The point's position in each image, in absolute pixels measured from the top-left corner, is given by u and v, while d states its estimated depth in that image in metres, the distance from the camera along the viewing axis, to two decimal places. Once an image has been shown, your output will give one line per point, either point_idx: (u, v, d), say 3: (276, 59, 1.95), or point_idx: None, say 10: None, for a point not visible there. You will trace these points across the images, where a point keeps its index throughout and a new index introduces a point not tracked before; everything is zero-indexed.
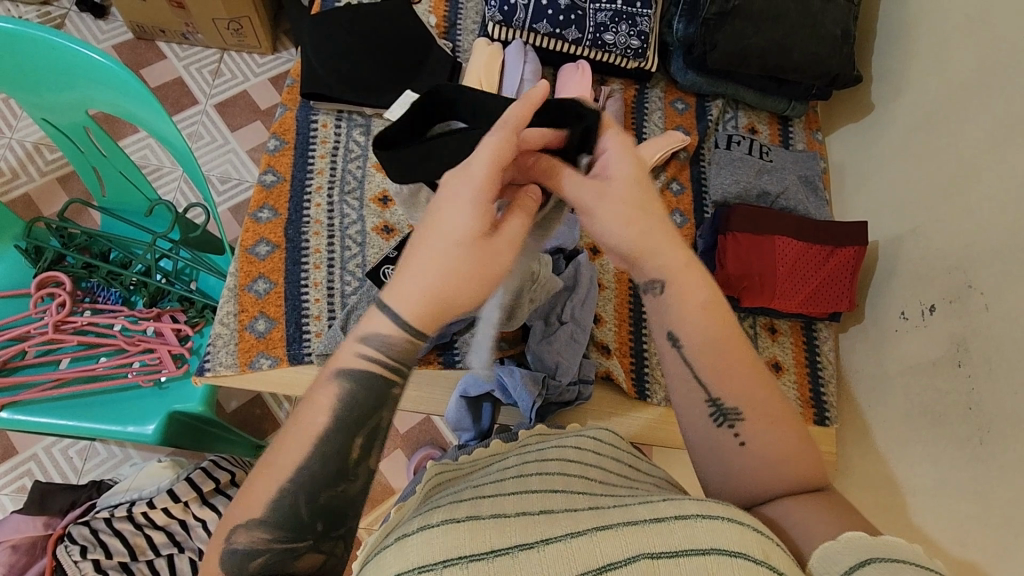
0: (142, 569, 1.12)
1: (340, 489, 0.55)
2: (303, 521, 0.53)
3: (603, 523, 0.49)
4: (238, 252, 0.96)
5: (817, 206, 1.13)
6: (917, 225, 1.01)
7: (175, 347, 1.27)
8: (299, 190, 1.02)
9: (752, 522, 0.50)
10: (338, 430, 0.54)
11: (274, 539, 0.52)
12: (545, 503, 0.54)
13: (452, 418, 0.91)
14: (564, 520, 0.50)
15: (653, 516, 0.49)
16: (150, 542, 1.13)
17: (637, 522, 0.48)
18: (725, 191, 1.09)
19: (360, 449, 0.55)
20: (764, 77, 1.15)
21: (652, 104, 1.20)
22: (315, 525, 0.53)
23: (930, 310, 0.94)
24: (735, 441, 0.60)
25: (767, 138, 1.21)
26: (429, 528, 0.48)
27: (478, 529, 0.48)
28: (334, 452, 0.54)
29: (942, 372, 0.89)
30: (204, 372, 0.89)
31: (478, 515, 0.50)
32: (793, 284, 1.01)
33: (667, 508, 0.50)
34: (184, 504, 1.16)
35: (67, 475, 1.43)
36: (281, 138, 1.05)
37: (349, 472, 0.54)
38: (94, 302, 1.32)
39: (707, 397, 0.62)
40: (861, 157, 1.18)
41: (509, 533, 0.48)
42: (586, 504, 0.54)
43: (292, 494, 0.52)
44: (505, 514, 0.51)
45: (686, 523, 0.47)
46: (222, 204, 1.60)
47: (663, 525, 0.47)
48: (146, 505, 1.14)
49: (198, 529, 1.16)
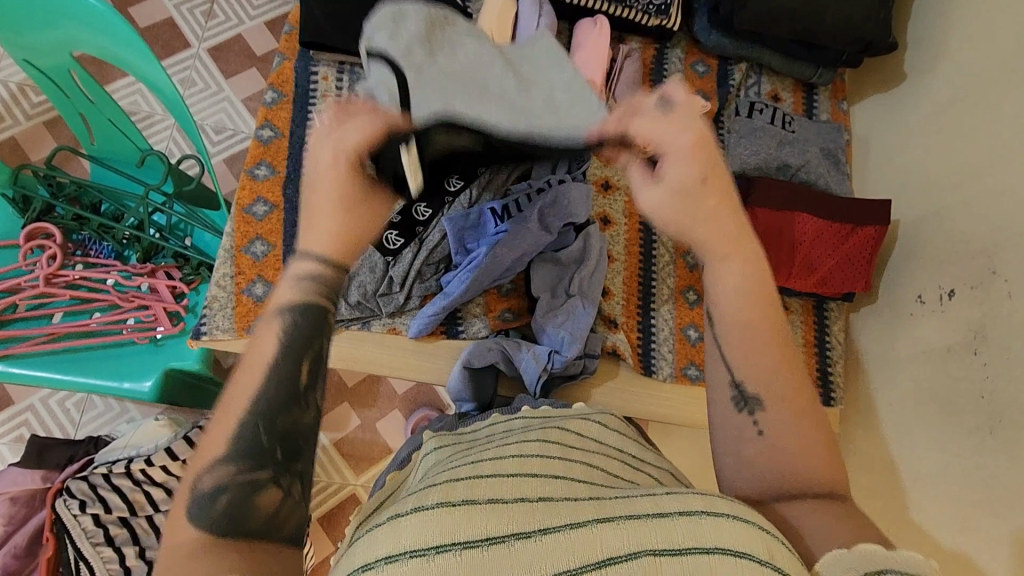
0: (140, 524, 1.15)
1: (304, 427, 0.52)
2: (263, 447, 0.50)
3: (605, 514, 0.47)
4: (234, 211, 0.91)
5: (837, 181, 1.10)
6: (942, 206, 0.97)
7: (171, 305, 1.25)
8: (299, 146, 0.96)
9: (759, 520, 0.48)
10: (290, 356, 0.53)
11: (240, 473, 0.49)
12: (547, 490, 0.52)
13: (453, 387, 0.89)
14: (565, 509, 0.48)
15: (656, 509, 0.47)
16: (148, 498, 1.16)
17: (638, 516, 0.46)
18: (743, 162, 1.05)
19: (309, 377, 0.54)
20: (793, 41, 1.08)
21: (671, 65, 1.13)
22: (276, 453, 0.50)
23: (949, 294, 0.92)
24: (752, 430, 0.58)
25: (791, 107, 1.15)
26: (423, 509, 0.46)
27: (473, 513, 0.46)
28: (287, 375, 0.53)
29: (957, 359, 0.88)
30: (201, 335, 0.87)
31: (475, 498, 0.48)
32: (809, 261, 0.97)
33: (671, 503, 0.48)
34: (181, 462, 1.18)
35: (64, 428, 1.43)
36: (279, 90, 0.98)
37: (304, 400, 0.53)
38: (86, 256, 1.28)
39: (730, 379, 0.60)
40: (887, 129, 1.12)
41: (506, 520, 0.46)
42: (587, 493, 0.52)
43: (254, 420, 0.50)
44: (503, 498, 0.49)
45: (690, 519, 0.46)
46: (216, 155, 1.54)
47: (665, 520, 0.46)
48: (144, 463, 1.15)
49: None
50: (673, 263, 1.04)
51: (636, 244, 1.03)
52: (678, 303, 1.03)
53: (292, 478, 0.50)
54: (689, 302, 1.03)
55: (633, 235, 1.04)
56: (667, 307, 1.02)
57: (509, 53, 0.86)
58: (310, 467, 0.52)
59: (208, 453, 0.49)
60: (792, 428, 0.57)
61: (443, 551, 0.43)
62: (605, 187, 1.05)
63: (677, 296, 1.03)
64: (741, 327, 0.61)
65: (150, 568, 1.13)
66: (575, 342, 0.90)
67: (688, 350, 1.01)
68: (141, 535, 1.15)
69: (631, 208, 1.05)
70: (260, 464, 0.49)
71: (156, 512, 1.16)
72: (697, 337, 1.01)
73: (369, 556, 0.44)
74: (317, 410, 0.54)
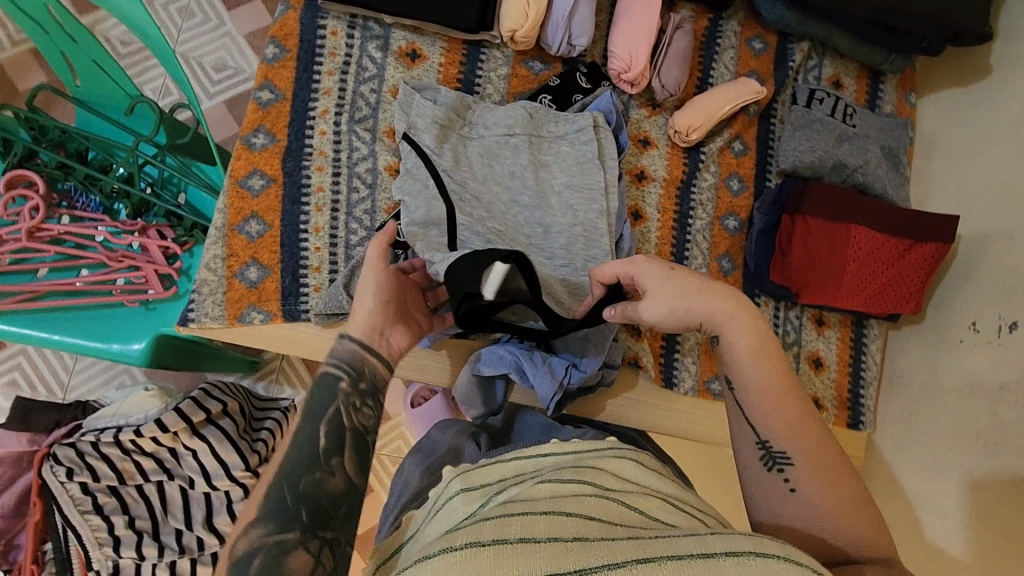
0: (130, 494, 1.12)
1: (328, 490, 0.60)
2: (290, 509, 0.58)
3: (646, 555, 0.46)
4: (227, 183, 0.82)
5: (896, 185, 0.99)
6: (1014, 225, 0.87)
7: (163, 268, 1.17)
8: (301, 113, 0.85)
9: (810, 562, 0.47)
10: (313, 421, 0.63)
11: (268, 534, 0.57)
12: (582, 527, 0.51)
13: (460, 392, 0.85)
14: (601, 548, 0.47)
15: (702, 551, 0.46)
16: (139, 468, 1.12)
17: (682, 557, 0.46)
18: (796, 159, 0.94)
19: (329, 442, 0.62)
20: (868, 22, 0.94)
21: (725, 40, 1.00)
22: (302, 514, 0.58)
23: (1011, 327, 0.83)
24: (784, 487, 0.63)
25: (853, 95, 1.03)
26: (450, 554, 0.47)
27: (502, 557, 0.46)
28: (309, 439, 0.62)
29: (1010, 399, 0.81)
30: (188, 322, 0.79)
31: (505, 538, 0.48)
32: (858, 277, 0.88)
33: (717, 543, 0.48)
34: (173, 434, 1.11)
35: (57, 375, 1.38)
36: (281, 45, 0.86)
37: (325, 463, 0.61)
38: (72, 208, 1.20)
39: (756, 439, 0.65)
40: (961, 129, 0.99)
41: (535, 561, 0.46)
42: (626, 531, 0.51)
43: (278, 486, 0.59)
44: (534, 537, 0.48)
45: (740, 561, 0.45)
46: (215, 96, 1.42)
47: (713, 562, 0.45)
48: (133, 433, 1.09)
49: (187, 459, 1.14)
50: (707, 266, 0.95)
51: (668, 243, 0.94)
52: None
53: (319, 543, 0.57)
54: None
55: (666, 232, 0.94)
56: None
57: (536, 129, 0.86)
58: (339, 533, 0.59)
59: (247, 518, 0.58)
60: (823, 494, 0.62)
61: None
62: (640, 177, 0.94)
63: None
64: (764, 388, 0.65)
65: (140, 537, 1.12)
66: (593, 356, 0.82)
67: (714, 363, 0.93)
68: (131, 504, 1.12)
69: (666, 203, 0.95)
70: (288, 527, 0.57)
71: (146, 482, 1.13)
72: None
73: None
74: (342, 472, 0.62)
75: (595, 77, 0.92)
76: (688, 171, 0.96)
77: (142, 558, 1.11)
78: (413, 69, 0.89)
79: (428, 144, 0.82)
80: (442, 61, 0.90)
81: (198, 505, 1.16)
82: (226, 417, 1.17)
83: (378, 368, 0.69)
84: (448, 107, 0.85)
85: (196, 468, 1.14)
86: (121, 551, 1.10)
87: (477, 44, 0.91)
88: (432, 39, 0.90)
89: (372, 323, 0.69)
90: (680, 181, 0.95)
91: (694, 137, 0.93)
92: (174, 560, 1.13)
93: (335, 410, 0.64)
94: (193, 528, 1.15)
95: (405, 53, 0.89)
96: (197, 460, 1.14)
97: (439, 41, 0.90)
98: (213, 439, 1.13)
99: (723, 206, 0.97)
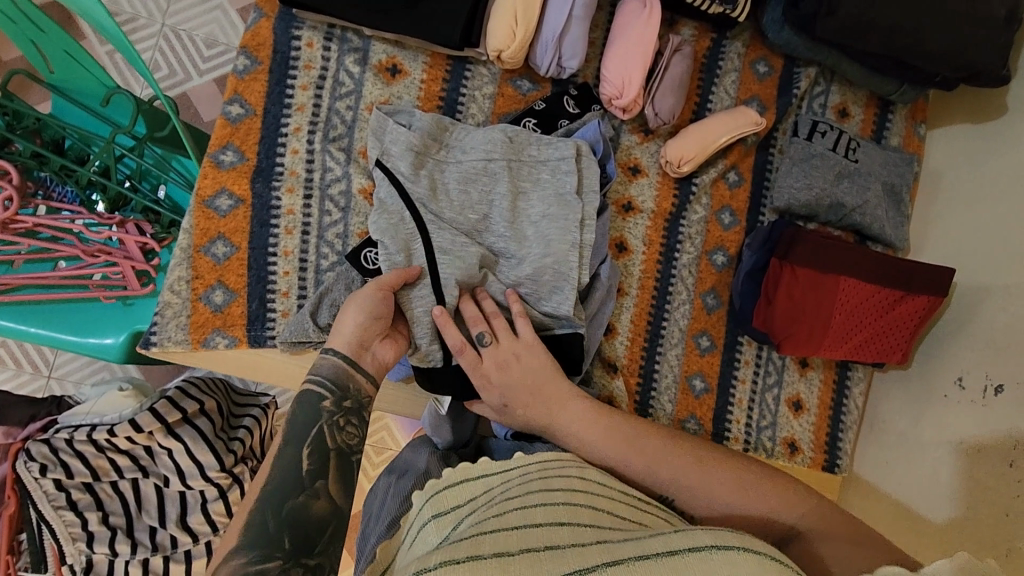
0: (105, 490, 0.99)
1: (313, 514, 0.62)
2: (269, 534, 0.59)
3: (615, 558, 0.47)
4: (193, 204, 0.79)
5: (894, 225, 0.95)
6: (1014, 281, 0.83)
7: (140, 264, 1.11)
8: (272, 130, 0.82)
9: (768, 550, 0.49)
10: (294, 442, 0.64)
11: (249, 563, 0.57)
12: (552, 537, 0.51)
13: (426, 422, 0.82)
14: (570, 555, 0.48)
15: (665, 548, 0.48)
16: (114, 464, 0.99)
17: (649, 556, 0.47)
18: (792, 197, 0.91)
19: (312, 466, 0.64)
20: (879, 55, 0.89)
21: (727, 62, 0.95)
22: (284, 541, 0.59)
23: (996, 389, 0.80)
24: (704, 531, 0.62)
25: (858, 126, 0.98)
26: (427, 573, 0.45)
27: (479, 567, 0.46)
28: (290, 466, 0.63)
29: (986, 462, 0.78)
30: (150, 346, 0.77)
31: (478, 553, 0.47)
32: (842, 329, 0.86)
33: (680, 540, 0.49)
34: (148, 433, 0.98)
35: (43, 351, 1.29)
36: (253, 56, 0.82)
37: (309, 487, 0.63)
38: (48, 199, 1.16)
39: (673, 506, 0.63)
40: (967, 169, 0.94)
41: (513, 570, 0.46)
42: (594, 537, 0.52)
43: (261, 511, 0.60)
44: (508, 550, 0.48)
45: (703, 555, 0.47)
46: (205, 73, 1.30)
47: (676, 559, 0.47)
48: (107, 433, 0.96)
49: (163, 456, 1.00)
50: (691, 302, 0.92)
51: (652, 276, 0.91)
52: (688, 349, 0.92)
53: (302, 569, 0.58)
54: (700, 349, 0.92)
55: (651, 265, 0.91)
56: (674, 352, 0.91)
57: (517, 157, 0.82)
58: (322, 556, 0.60)
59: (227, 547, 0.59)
60: None
61: None
62: (626, 208, 0.91)
63: (688, 341, 0.92)
64: None
65: (113, 533, 0.99)
66: None
67: (691, 402, 0.91)
68: (106, 501, 0.99)
69: (653, 235, 0.91)
70: (270, 555, 0.58)
71: (121, 478, 1.00)
72: (702, 389, 0.92)
73: None
74: (325, 495, 0.63)
75: (584, 100, 0.89)
76: (677, 203, 0.92)
77: (114, 554, 0.98)
78: (392, 85, 0.85)
79: (404, 169, 0.78)
80: (424, 77, 0.86)
81: (173, 503, 1.03)
82: (203, 416, 1.03)
83: (361, 384, 0.70)
84: (425, 131, 0.81)
85: (172, 466, 1.01)
86: (94, 546, 0.97)
87: (463, 60, 0.87)
88: (415, 54, 0.86)
89: (359, 337, 0.70)
90: (668, 214, 0.92)
91: (685, 168, 0.89)
92: (147, 558, 1.00)
93: (318, 429, 0.65)
94: (167, 526, 1.02)
95: (385, 68, 0.85)
96: (173, 459, 1.00)
97: (421, 55, 0.86)
98: (189, 439, 1.00)
99: (712, 240, 0.93)
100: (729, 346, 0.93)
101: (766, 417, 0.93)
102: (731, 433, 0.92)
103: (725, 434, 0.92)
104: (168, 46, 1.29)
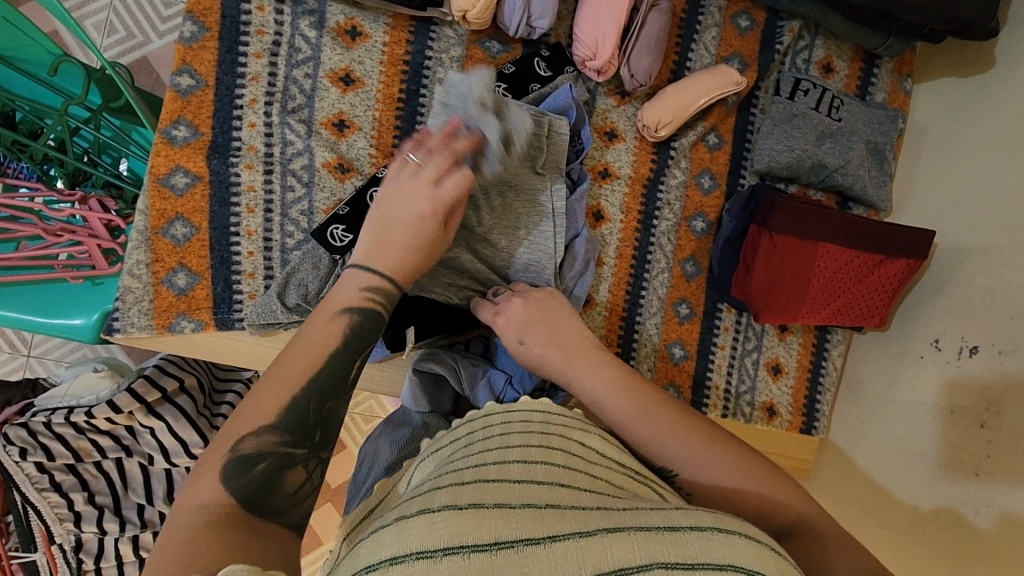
0: (89, 470, 0.96)
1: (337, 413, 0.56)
2: (307, 424, 0.53)
3: (614, 524, 0.42)
4: (147, 183, 0.75)
5: (876, 184, 0.93)
6: (993, 243, 0.81)
7: (106, 243, 1.03)
8: (227, 102, 0.78)
9: (768, 541, 0.44)
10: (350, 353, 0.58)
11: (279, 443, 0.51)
12: (552, 492, 0.46)
13: (406, 398, 0.78)
14: (571, 515, 0.43)
15: (663, 523, 0.43)
16: (96, 445, 0.94)
17: (647, 528, 0.42)
18: (771, 160, 0.89)
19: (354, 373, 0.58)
20: (865, 7, 0.84)
21: (707, 17, 0.91)
22: (313, 434, 0.53)
23: (971, 351, 0.80)
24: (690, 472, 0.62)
25: (842, 82, 0.95)
26: (431, 513, 0.41)
27: (483, 517, 0.41)
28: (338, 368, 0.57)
29: (956, 425, 0.79)
30: (113, 332, 0.75)
31: (481, 502, 0.43)
32: (823, 294, 0.85)
33: (679, 518, 0.44)
34: (129, 413, 0.93)
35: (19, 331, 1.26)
36: (199, 22, 0.77)
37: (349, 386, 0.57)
38: (4, 176, 1.10)
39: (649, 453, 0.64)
40: (953, 126, 0.92)
41: (516, 523, 0.41)
42: (593, 498, 0.46)
43: (305, 400, 0.53)
44: (510, 503, 0.43)
45: (702, 534, 0.42)
46: (165, 36, 1.22)
47: (675, 535, 0.41)
48: (84, 415, 0.90)
49: (146, 436, 0.96)
50: (670, 270, 0.91)
51: (630, 245, 0.89)
52: (668, 318, 0.91)
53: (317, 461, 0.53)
54: (679, 316, 0.91)
55: (628, 233, 0.89)
56: (653, 321, 0.90)
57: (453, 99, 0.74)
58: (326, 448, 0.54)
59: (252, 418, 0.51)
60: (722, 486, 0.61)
61: (451, 553, 0.38)
62: (603, 174, 0.89)
63: (668, 309, 0.91)
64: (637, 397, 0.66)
65: (101, 512, 0.95)
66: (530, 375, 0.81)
67: (670, 369, 0.91)
68: (90, 481, 0.96)
69: (630, 202, 0.89)
70: (299, 443, 0.52)
71: (104, 459, 0.96)
72: (682, 356, 0.91)
73: (373, 559, 0.39)
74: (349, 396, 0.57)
75: (557, 63, 0.85)
76: (656, 168, 0.89)
77: (104, 532, 0.95)
78: (353, 50, 0.81)
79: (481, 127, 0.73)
80: (386, 41, 0.81)
81: (161, 480, 0.99)
82: (184, 394, 0.98)
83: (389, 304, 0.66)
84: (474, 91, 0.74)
85: (156, 445, 0.96)
86: (82, 526, 0.94)
87: (427, 22, 0.82)
88: (375, 16, 0.81)
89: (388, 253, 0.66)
90: (646, 179, 0.89)
91: (663, 133, 0.86)
92: (136, 534, 0.97)
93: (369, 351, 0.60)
94: (155, 503, 0.98)
95: (344, 31, 0.81)
96: (157, 437, 0.96)
97: (383, 17, 0.81)
98: (170, 417, 0.94)
99: (692, 205, 0.91)
100: (709, 313, 0.92)
101: (745, 382, 0.94)
102: (709, 398, 0.92)
103: (706, 400, 0.92)
104: (123, 7, 1.20)
